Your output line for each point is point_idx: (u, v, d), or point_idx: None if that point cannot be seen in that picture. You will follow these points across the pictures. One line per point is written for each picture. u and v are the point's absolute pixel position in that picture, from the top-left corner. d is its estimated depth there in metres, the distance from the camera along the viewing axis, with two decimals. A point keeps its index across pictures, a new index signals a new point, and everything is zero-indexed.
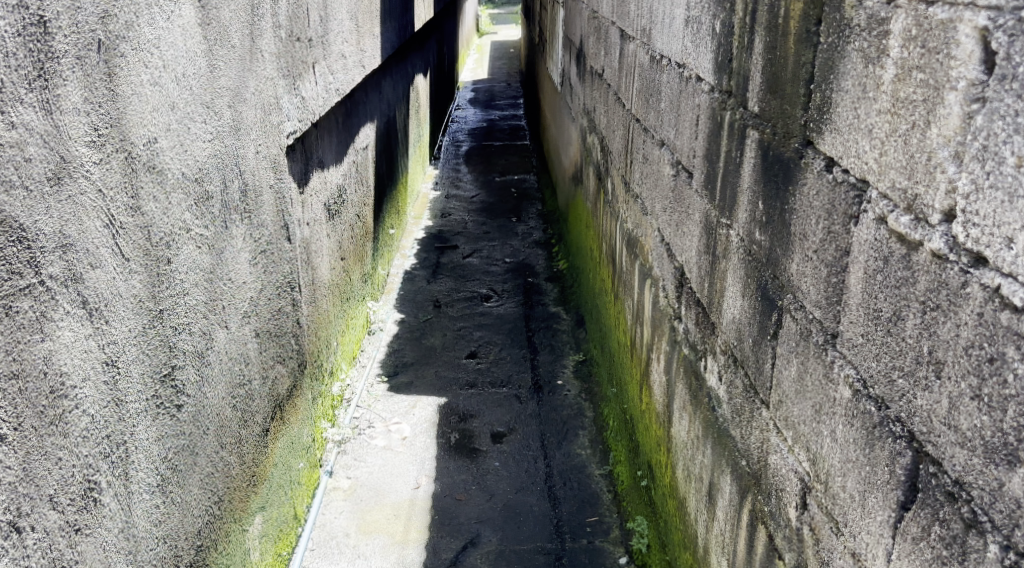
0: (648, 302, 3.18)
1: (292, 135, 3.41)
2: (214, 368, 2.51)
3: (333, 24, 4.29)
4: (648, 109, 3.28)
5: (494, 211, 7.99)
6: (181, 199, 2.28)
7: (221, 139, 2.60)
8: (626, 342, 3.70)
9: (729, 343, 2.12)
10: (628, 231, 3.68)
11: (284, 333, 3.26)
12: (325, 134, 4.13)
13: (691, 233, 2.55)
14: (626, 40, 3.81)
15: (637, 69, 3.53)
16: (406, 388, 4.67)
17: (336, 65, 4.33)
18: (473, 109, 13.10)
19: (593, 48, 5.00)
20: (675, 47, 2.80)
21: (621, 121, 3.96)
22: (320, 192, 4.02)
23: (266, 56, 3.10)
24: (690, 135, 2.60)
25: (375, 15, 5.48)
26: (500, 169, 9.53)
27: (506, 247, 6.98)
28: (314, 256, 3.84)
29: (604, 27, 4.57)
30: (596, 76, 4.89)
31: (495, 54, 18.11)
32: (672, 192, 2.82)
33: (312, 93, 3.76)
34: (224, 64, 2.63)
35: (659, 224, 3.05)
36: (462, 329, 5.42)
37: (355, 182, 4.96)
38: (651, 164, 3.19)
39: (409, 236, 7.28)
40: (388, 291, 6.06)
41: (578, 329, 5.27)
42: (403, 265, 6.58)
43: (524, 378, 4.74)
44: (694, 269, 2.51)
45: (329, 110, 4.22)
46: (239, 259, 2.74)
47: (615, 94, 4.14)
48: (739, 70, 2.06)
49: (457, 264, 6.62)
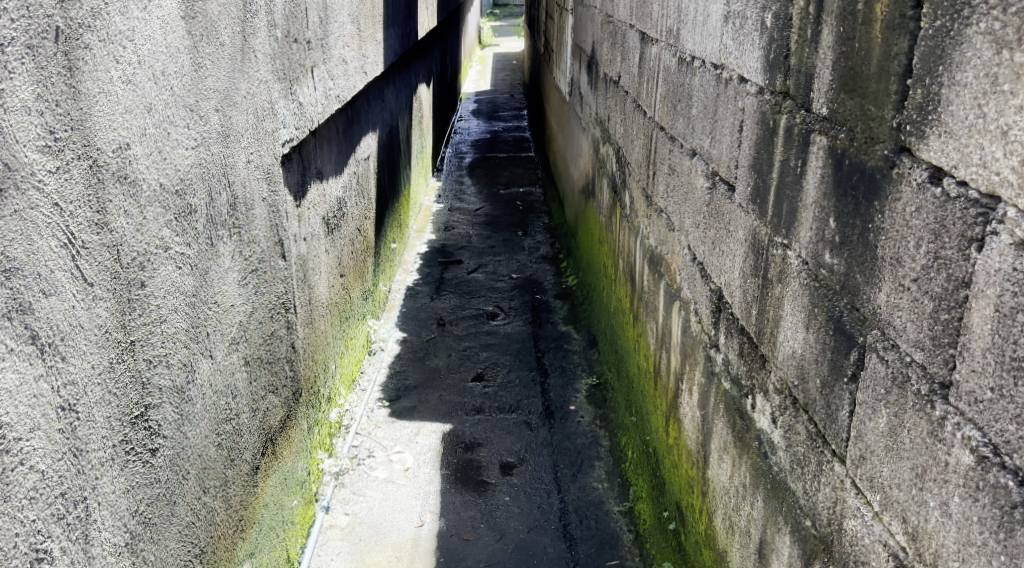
0: (676, 327, 2.90)
1: (288, 144, 3.13)
2: (197, 404, 2.23)
3: (333, 26, 4.02)
4: (675, 116, 3.01)
5: (499, 224, 7.72)
6: (158, 213, 2.00)
7: (207, 145, 2.33)
8: (647, 368, 3.42)
9: (788, 381, 1.84)
10: (650, 249, 3.41)
11: (277, 358, 2.98)
12: (325, 143, 3.86)
13: (732, 252, 2.28)
14: (648, 43, 3.55)
15: (661, 73, 3.27)
16: (408, 413, 4.38)
17: (336, 69, 4.06)
18: (476, 120, 12.84)
19: (608, 53, 4.73)
20: (711, 47, 2.54)
21: (641, 129, 3.69)
22: (319, 206, 3.76)
23: (259, 57, 2.82)
24: (730, 143, 2.33)
25: (377, 19, 5.22)
26: (505, 182, 9.26)
27: (513, 262, 6.70)
28: (311, 274, 3.56)
29: (620, 30, 4.32)
30: (610, 83, 4.63)
31: (498, 66, 17.87)
32: (706, 207, 2.55)
33: (311, 99, 3.49)
34: (211, 63, 2.35)
35: (690, 242, 2.78)
36: (467, 349, 5.14)
37: (355, 194, 4.68)
38: (680, 176, 2.92)
39: (410, 251, 6.99)
40: (389, 308, 5.77)
41: (590, 350, 4.99)
42: (404, 282, 6.29)
43: (534, 403, 4.45)
44: (736, 293, 2.24)
45: (329, 118, 3.94)
46: (227, 278, 2.46)
47: (634, 101, 3.87)
48: (800, 67, 1.80)
49: (462, 280, 6.34)
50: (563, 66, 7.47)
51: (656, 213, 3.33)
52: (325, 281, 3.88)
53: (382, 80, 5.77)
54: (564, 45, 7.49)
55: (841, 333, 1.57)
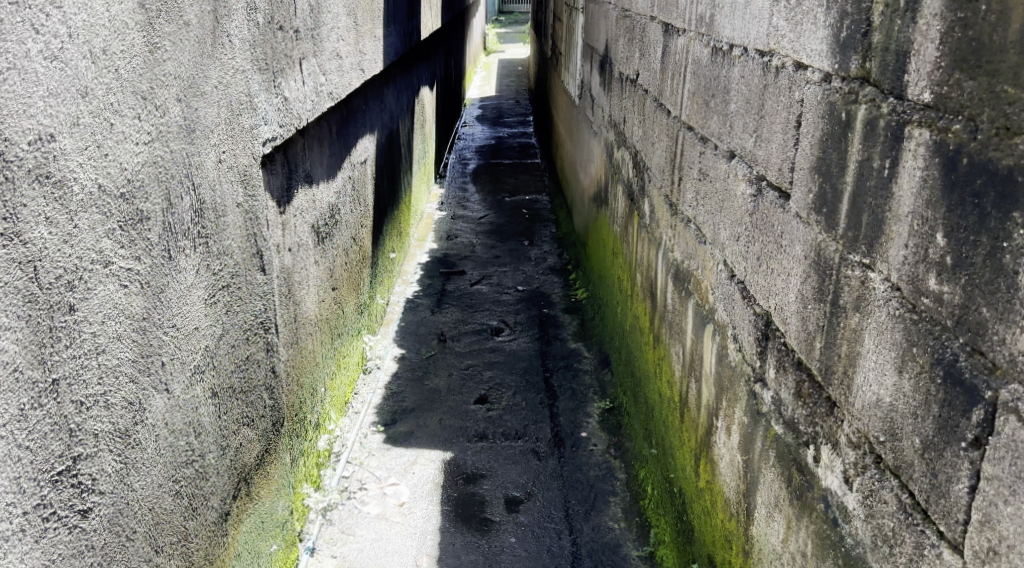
0: (709, 355, 2.53)
1: (269, 143, 2.78)
2: (148, 448, 1.87)
3: (326, 17, 3.67)
4: (708, 114, 2.66)
5: (504, 233, 7.37)
6: (97, 219, 1.64)
7: (166, 141, 1.97)
8: (672, 396, 3.06)
9: (871, 436, 1.49)
10: (676, 264, 3.05)
11: (253, 386, 2.62)
12: (316, 144, 3.51)
13: (786, 271, 1.92)
14: (673, 34, 3.20)
15: (690, 67, 2.91)
16: (404, 440, 4.02)
17: (329, 64, 3.71)
18: (482, 126, 12.50)
19: (624, 50, 4.38)
20: (756, 32, 2.19)
21: (664, 130, 3.34)
22: (308, 213, 3.41)
23: (235, 43, 2.47)
24: (783, 142, 1.97)
25: (376, 14, 4.87)
26: (511, 189, 8.91)
27: (518, 273, 6.35)
28: (297, 289, 3.20)
29: (640, 22, 3.97)
30: (627, 82, 4.28)
31: (504, 73, 17.54)
32: (751, 217, 2.19)
33: (298, 94, 3.14)
34: (172, 44, 2.00)
35: (727, 256, 2.42)
36: (471, 368, 4.78)
37: (351, 201, 4.33)
38: (714, 181, 2.56)
39: (410, 261, 6.62)
40: (387, 322, 5.41)
41: (602, 370, 4.62)
42: (404, 294, 5.93)
43: (542, 429, 4.09)
44: (792, 320, 1.88)
45: (320, 116, 3.59)
46: (190, 297, 2.11)
47: (656, 100, 3.51)
48: (888, 43, 1.45)
49: (465, 292, 5.99)
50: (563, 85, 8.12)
51: (683, 222, 2.97)
52: (314, 296, 3.52)
53: (381, 80, 5.42)
54: (563, 66, 8.08)
55: (957, 383, 1.22)
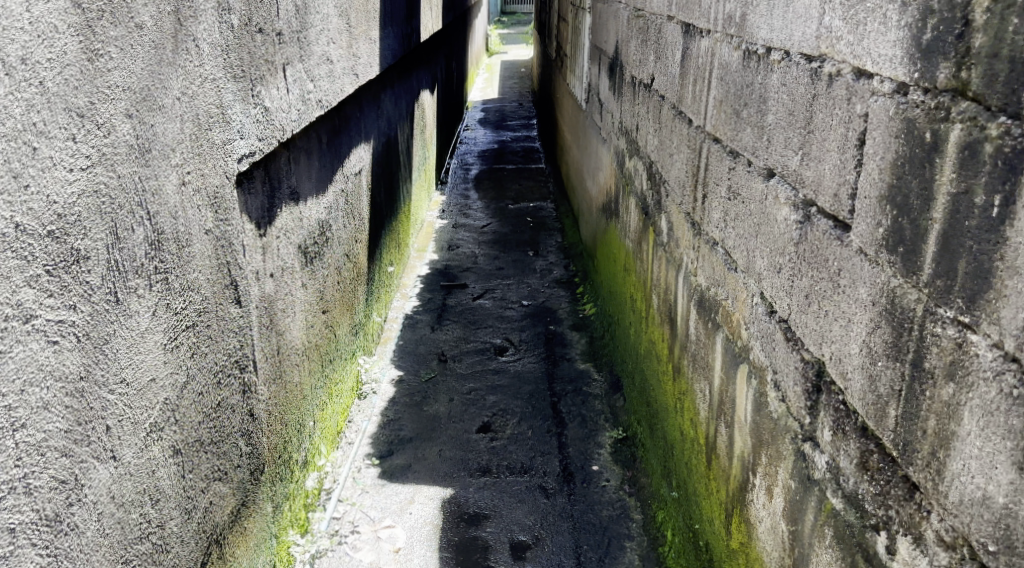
0: (744, 399, 2.24)
1: (247, 159, 2.49)
2: (89, 532, 1.57)
3: (314, 18, 3.38)
4: (739, 125, 2.36)
5: (507, 243, 7.06)
6: (14, 266, 1.35)
7: (113, 164, 1.68)
8: (696, 438, 2.76)
9: (974, 540, 1.19)
10: (700, 291, 2.74)
11: (227, 434, 2.32)
12: (303, 158, 3.22)
13: (847, 317, 1.62)
14: (695, 36, 2.91)
15: (716, 72, 2.62)
16: (401, 474, 3.71)
17: (318, 69, 3.41)
18: (484, 130, 12.19)
19: (637, 52, 4.08)
20: (803, 34, 1.89)
21: (684, 141, 3.04)
22: (295, 232, 3.11)
23: (205, 48, 2.18)
24: (840, 163, 1.68)
25: (372, 15, 4.58)
26: (514, 196, 8.61)
27: (523, 286, 6.05)
28: (282, 318, 2.91)
29: (655, 23, 3.68)
30: (640, 87, 3.98)
31: (506, 74, 17.24)
32: (797, 247, 1.90)
33: (281, 103, 2.85)
34: (121, 51, 1.71)
35: (765, 289, 2.13)
36: (473, 392, 4.46)
37: (343, 215, 4.03)
38: (747, 202, 2.27)
39: (409, 274, 6.32)
40: (385, 341, 5.11)
41: (613, 395, 4.32)
42: (403, 310, 5.63)
43: (550, 461, 3.78)
44: (856, 376, 1.58)
45: (308, 127, 3.30)
46: (144, 344, 1.81)
47: (675, 107, 3.21)
48: (1001, 49, 1.16)
49: (467, 307, 5.69)
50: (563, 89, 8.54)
51: (708, 245, 2.68)
52: (302, 323, 3.23)
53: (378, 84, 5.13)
54: (563, 69, 8.45)
55: None
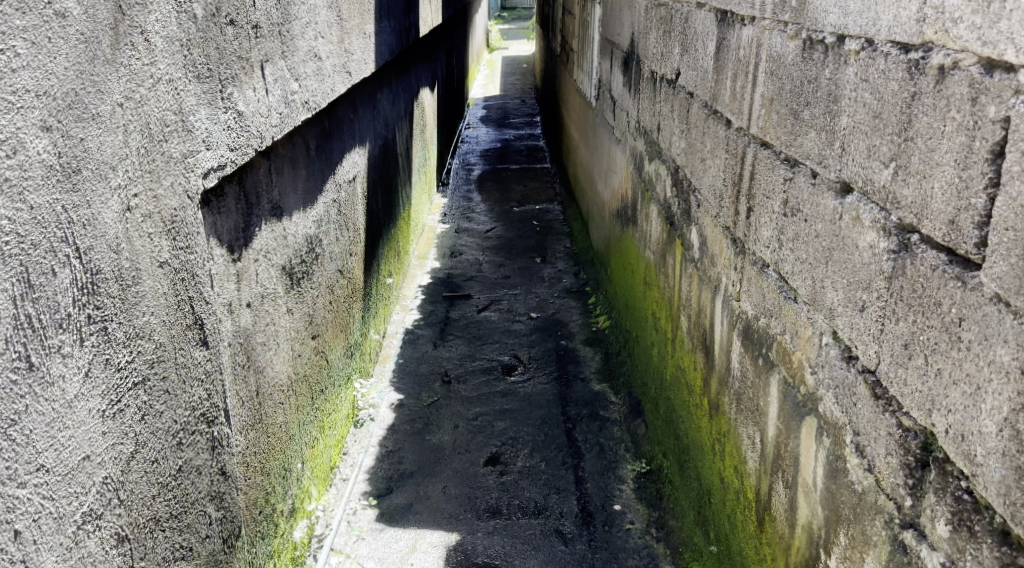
0: (813, 461, 1.87)
1: (217, 173, 2.12)
2: None
3: (300, 9, 3.00)
4: (800, 130, 2.00)
5: (513, 250, 6.69)
6: None
7: (23, 190, 1.30)
8: (742, 491, 2.38)
9: None
10: (746, 320, 2.37)
11: (191, 502, 1.95)
12: (288, 167, 2.85)
13: (976, 383, 1.26)
14: (735, 25, 2.54)
15: (765, 66, 2.25)
16: (401, 516, 3.34)
17: (304, 67, 3.04)
18: (486, 128, 11.81)
19: (659, 45, 3.71)
20: (898, 17, 1.53)
21: (722, 146, 2.67)
22: (279, 253, 2.74)
23: (159, 42, 1.81)
24: (960, 182, 1.31)
25: (366, 7, 4.20)
26: (519, 198, 8.24)
27: (532, 297, 5.69)
28: (264, 353, 2.54)
29: (682, 12, 3.32)
30: (664, 82, 3.61)
31: (507, 71, 16.86)
32: (891, 285, 1.53)
33: (260, 107, 2.48)
34: (35, 45, 1.34)
35: (840, 329, 1.76)
36: (479, 418, 4.08)
37: (336, 227, 3.66)
38: (813, 222, 1.90)
39: (409, 284, 5.95)
40: (384, 359, 4.74)
41: (633, 421, 3.95)
42: (402, 324, 5.26)
43: (567, 500, 3.41)
44: (994, 463, 1.21)
45: (294, 131, 2.93)
46: (74, 416, 1.43)
47: (710, 106, 2.84)
48: None
49: (472, 321, 5.32)
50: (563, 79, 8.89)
51: (756, 267, 2.30)
52: (289, 354, 2.86)
53: (375, 82, 4.76)
54: (563, 61, 8.77)
55: None
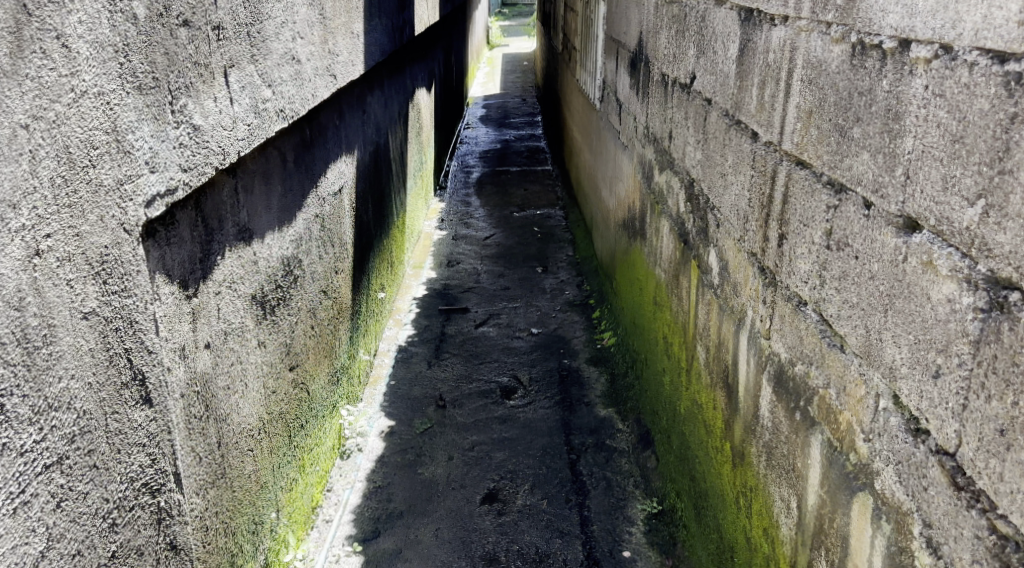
0: (868, 546, 1.57)
1: (166, 199, 1.82)
2: None
3: (275, 7, 2.71)
4: (847, 149, 1.71)
5: (513, 259, 6.41)
6: None
7: None
8: (772, 559, 2.09)
9: None
10: (778, 363, 2.07)
11: None
12: (260, 183, 2.55)
13: None
14: (766, 26, 2.24)
15: (803, 74, 1.96)
16: (389, 564, 3.04)
17: (280, 72, 2.74)
18: (485, 128, 11.52)
19: (674, 47, 3.41)
20: (989, 19, 1.24)
21: (747, 161, 2.38)
22: (250, 281, 2.45)
23: (86, 49, 1.51)
24: None
25: (355, 5, 3.90)
26: (519, 203, 7.95)
27: (533, 311, 5.39)
28: (229, 398, 2.24)
29: (701, 11, 3.02)
30: (680, 87, 3.31)
31: (506, 68, 16.55)
32: (978, 352, 1.24)
33: (223, 119, 2.18)
34: None
35: (905, 395, 1.46)
36: (476, 448, 3.77)
37: (320, 245, 3.36)
38: (866, 261, 1.61)
39: (404, 297, 5.65)
40: (375, 380, 4.44)
41: (641, 452, 3.65)
42: (395, 341, 4.96)
43: (571, 546, 3.12)
44: None
45: (267, 143, 2.63)
46: None
47: (733, 116, 2.55)
48: None
49: (470, 337, 5.03)
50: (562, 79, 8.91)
51: (790, 304, 2.00)
52: (261, 393, 2.56)
53: (366, 84, 4.46)
54: (563, 60, 8.72)
55: None
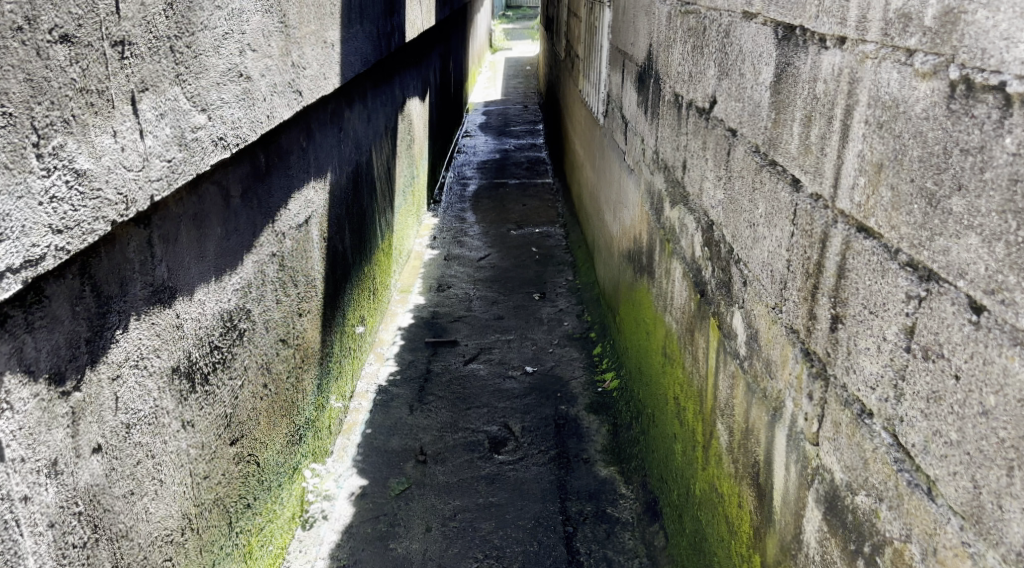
0: None
1: (25, 270, 1.38)
2: None
3: (217, 15, 2.25)
4: (938, 225, 1.27)
5: (509, 284, 5.97)
6: None
7: None
8: None
9: None
10: (831, 482, 1.61)
11: None
12: (189, 228, 2.11)
13: None
14: (814, 48, 1.80)
15: (869, 113, 1.52)
16: None
17: (224, 92, 2.29)
18: (484, 136, 11.07)
19: (693, 63, 2.97)
20: None
21: (785, 213, 1.93)
22: (172, 350, 2.00)
23: None
24: None
25: (329, 11, 3.45)
26: (517, 220, 7.50)
27: (528, 347, 4.94)
28: (134, 507, 1.80)
29: (723, 24, 2.58)
30: (698, 110, 2.87)
31: (509, 73, 16.09)
32: None
33: (131, 157, 1.74)
34: None
35: None
36: (458, 516, 3.31)
37: (277, 287, 2.90)
38: (970, 385, 1.17)
39: (387, 327, 5.20)
40: (350, 427, 3.98)
41: (647, 526, 3.20)
42: (375, 380, 4.50)
43: None
44: None
45: (200, 178, 2.18)
46: None
47: (766, 154, 2.11)
48: None
49: (457, 375, 4.58)
50: (563, 91, 8.56)
51: (849, 411, 1.55)
52: (186, 486, 2.10)
53: (344, 98, 4.01)
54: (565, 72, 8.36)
55: None
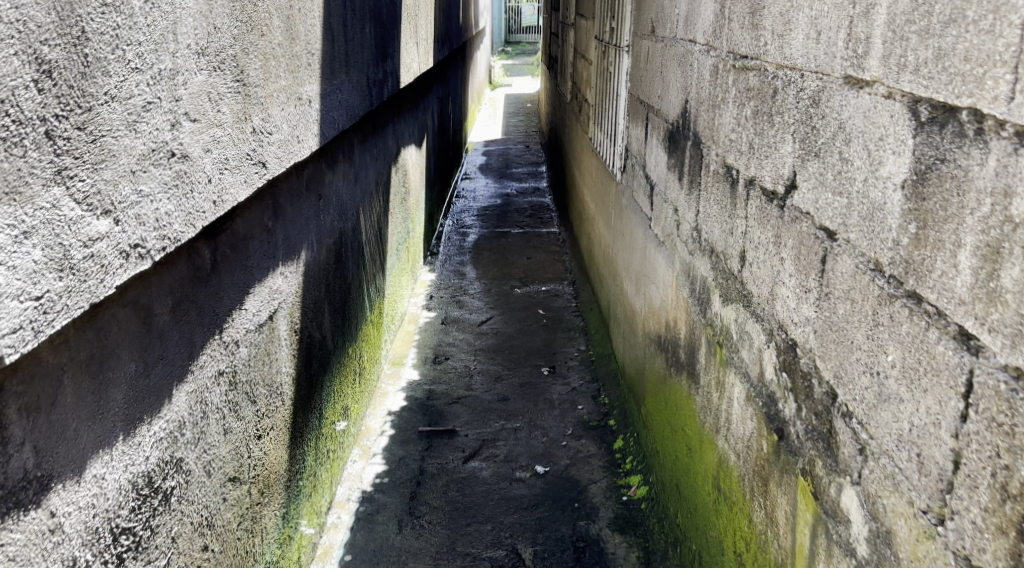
0: None
1: None
2: None
3: (134, 77, 1.64)
4: None
5: (515, 356, 5.34)
6: None
7: None
8: None
9: None
10: None
11: None
12: (78, 382, 1.49)
13: None
14: (1007, 147, 1.20)
15: None
16: None
17: (144, 182, 1.68)
18: (485, 179, 10.50)
19: (756, 131, 2.36)
20: None
21: (947, 380, 1.32)
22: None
23: None
24: None
25: (305, 60, 2.85)
26: (522, 276, 6.89)
27: (539, 438, 4.30)
28: None
29: (807, 87, 1.97)
30: (766, 191, 2.26)
31: (510, 110, 15.58)
32: None
33: None
34: None
35: None
36: None
37: (225, 414, 2.27)
38: None
39: (376, 412, 4.56)
40: (327, 553, 3.34)
41: None
42: (360, 482, 3.86)
43: None
44: None
45: (97, 306, 1.55)
46: None
47: (898, 278, 1.49)
48: None
49: (457, 475, 3.94)
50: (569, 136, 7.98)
51: None
52: None
53: (324, 157, 3.40)
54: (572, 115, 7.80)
55: None
